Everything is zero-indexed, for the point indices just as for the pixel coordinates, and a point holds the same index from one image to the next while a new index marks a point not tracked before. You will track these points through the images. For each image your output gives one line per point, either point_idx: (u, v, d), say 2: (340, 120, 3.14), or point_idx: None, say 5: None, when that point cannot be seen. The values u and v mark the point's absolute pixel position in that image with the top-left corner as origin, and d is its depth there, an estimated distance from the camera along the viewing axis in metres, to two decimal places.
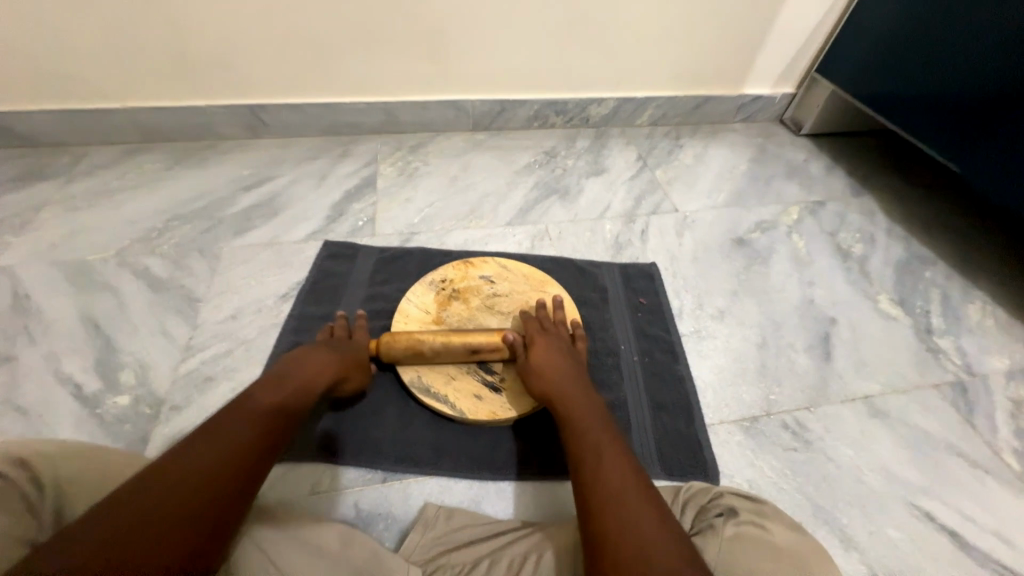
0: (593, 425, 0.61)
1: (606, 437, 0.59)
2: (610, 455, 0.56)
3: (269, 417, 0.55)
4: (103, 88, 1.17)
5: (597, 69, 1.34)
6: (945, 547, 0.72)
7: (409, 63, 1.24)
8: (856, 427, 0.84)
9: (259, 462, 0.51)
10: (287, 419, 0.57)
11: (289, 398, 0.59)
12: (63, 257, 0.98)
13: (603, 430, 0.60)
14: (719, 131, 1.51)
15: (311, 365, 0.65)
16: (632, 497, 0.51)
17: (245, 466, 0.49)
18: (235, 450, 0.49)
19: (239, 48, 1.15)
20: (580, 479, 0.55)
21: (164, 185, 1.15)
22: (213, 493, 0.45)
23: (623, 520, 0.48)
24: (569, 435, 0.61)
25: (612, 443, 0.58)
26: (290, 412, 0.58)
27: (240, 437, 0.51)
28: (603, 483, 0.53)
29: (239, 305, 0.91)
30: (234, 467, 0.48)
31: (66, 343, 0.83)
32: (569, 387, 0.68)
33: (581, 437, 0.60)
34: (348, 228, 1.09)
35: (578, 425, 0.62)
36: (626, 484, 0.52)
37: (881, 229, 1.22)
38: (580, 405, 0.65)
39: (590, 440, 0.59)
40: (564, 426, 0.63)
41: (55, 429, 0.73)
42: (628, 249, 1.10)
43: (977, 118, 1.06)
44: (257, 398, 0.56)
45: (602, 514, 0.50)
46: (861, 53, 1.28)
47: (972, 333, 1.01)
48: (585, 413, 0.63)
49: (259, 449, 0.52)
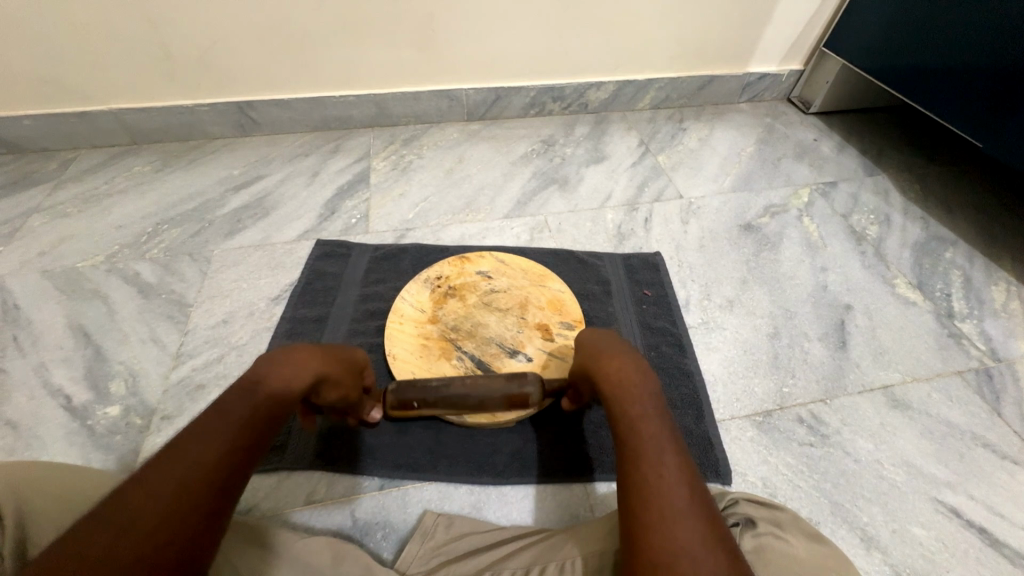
0: (651, 414, 0.49)
1: (667, 433, 0.47)
2: (670, 457, 0.45)
3: (242, 423, 0.43)
4: (86, 90, 1.14)
5: (593, 53, 1.29)
6: (974, 545, 0.68)
7: (398, 52, 1.20)
8: (874, 419, 0.80)
9: (236, 477, 0.41)
10: (268, 424, 0.45)
11: (267, 400, 0.46)
12: (51, 265, 0.96)
13: (662, 422, 0.49)
14: (723, 112, 1.45)
15: (295, 359, 0.51)
16: (695, 520, 0.40)
17: (214, 486, 0.39)
18: (199, 470, 0.39)
19: (223, 43, 1.11)
20: (628, 476, 0.44)
21: (154, 188, 1.13)
22: (172, 528, 0.36)
23: (680, 545, 0.38)
24: (619, 419, 0.50)
25: (673, 442, 0.47)
26: (272, 416, 0.46)
27: (204, 454, 0.40)
28: (654, 490, 0.42)
29: (230, 310, 0.89)
30: (198, 491, 0.38)
31: (58, 354, 0.83)
32: (626, 365, 0.55)
33: (634, 425, 0.48)
34: (341, 226, 1.06)
35: (630, 409, 0.50)
36: (687, 500, 0.41)
37: (898, 210, 1.17)
38: (637, 385, 0.52)
39: (645, 432, 0.47)
40: (612, 406, 0.52)
41: (47, 442, 0.73)
42: (631, 239, 1.06)
43: (998, 90, 1.00)
44: (225, 404, 0.44)
45: (654, 528, 0.40)
46: (873, 23, 1.21)
47: (997, 316, 0.96)
48: (642, 396, 0.51)
49: (232, 463, 0.41)
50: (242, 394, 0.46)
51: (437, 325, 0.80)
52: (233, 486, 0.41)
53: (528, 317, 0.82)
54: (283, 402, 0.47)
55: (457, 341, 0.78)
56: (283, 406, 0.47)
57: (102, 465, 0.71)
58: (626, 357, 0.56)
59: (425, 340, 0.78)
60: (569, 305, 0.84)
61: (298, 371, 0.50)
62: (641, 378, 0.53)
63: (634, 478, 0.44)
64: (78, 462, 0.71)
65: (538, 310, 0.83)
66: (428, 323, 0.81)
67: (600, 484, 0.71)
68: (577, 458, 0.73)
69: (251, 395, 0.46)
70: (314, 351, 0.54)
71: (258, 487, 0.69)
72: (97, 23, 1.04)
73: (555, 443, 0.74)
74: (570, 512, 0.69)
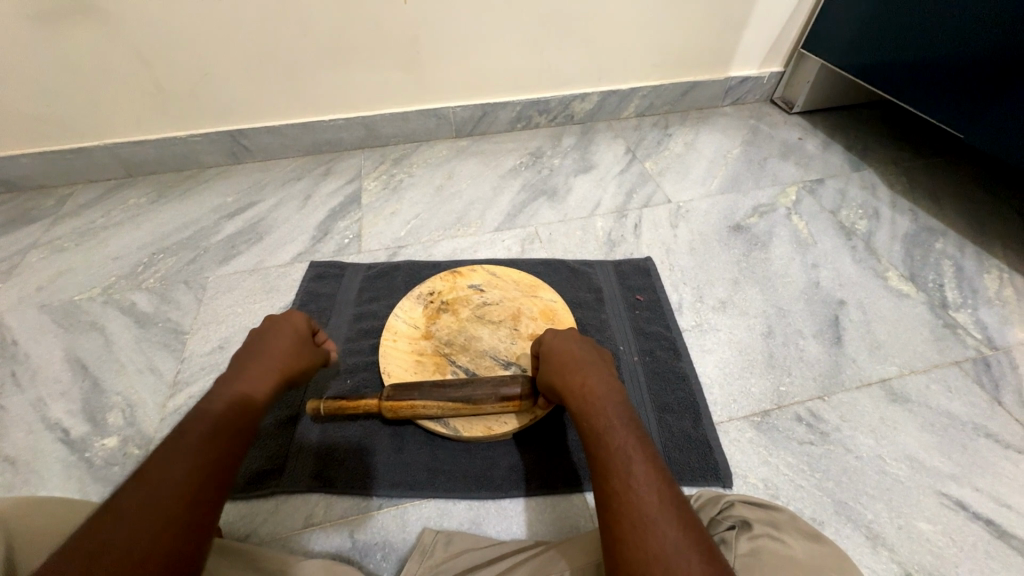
0: (618, 421, 0.50)
1: (633, 438, 0.48)
2: (639, 462, 0.45)
3: (207, 438, 0.44)
4: (82, 127, 1.17)
5: (576, 66, 1.32)
6: (981, 538, 0.67)
7: (386, 75, 1.23)
8: (874, 414, 0.79)
9: (216, 489, 0.42)
10: (236, 433, 0.46)
11: (228, 411, 0.47)
12: (49, 300, 0.97)
13: (629, 425, 0.49)
14: (708, 116, 1.47)
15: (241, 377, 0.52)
16: (667, 523, 0.40)
17: (206, 481, 0.41)
18: (173, 488, 0.40)
19: (214, 76, 1.14)
20: (602, 490, 0.45)
21: (149, 219, 1.15)
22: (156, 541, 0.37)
23: (658, 552, 0.38)
24: (588, 431, 0.51)
25: (641, 445, 0.47)
26: (239, 426, 0.47)
27: (174, 472, 0.40)
28: (627, 501, 0.42)
29: (226, 335, 0.90)
30: (176, 506, 0.39)
31: (55, 388, 0.83)
32: (590, 376, 0.55)
33: (602, 435, 0.49)
34: (334, 246, 1.07)
35: (596, 421, 0.51)
36: (659, 504, 0.42)
37: (886, 204, 1.17)
38: (600, 395, 0.53)
39: (613, 440, 0.48)
40: (580, 417, 0.53)
41: (44, 476, 0.73)
42: (622, 245, 1.07)
43: (975, 80, 1.01)
44: (184, 425, 0.45)
45: (630, 539, 0.40)
46: (847, 23, 1.24)
47: (991, 304, 0.96)
48: (606, 405, 0.52)
49: (215, 465, 0.43)
50: (201, 412, 0.46)
51: (431, 340, 0.81)
52: (215, 498, 0.41)
53: (521, 328, 0.82)
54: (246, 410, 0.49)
55: (451, 355, 0.79)
56: (250, 414, 0.49)
57: (99, 497, 0.71)
58: (591, 366, 0.57)
59: (419, 356, 0.79)
60: (561, 313, 0.84)
61: (252, 384, 0.52)
62: (603, 384, 0.54)
63: (607, 491, 0.44)
64: (76, 496, 0.71)
65: (530, 321, 0.83)
66: (422, 338, 0.81)
67: (590, 494, 0.71)
68: (572, 467, 0.73)
69: (206, 411, 0.46)
70: (263, 357, 0.55)
71: (256, 513, 0.69)
72: (92, 61, 1.07)
73: (549, 454, 0.74)
74: (569, 523, 0.68)
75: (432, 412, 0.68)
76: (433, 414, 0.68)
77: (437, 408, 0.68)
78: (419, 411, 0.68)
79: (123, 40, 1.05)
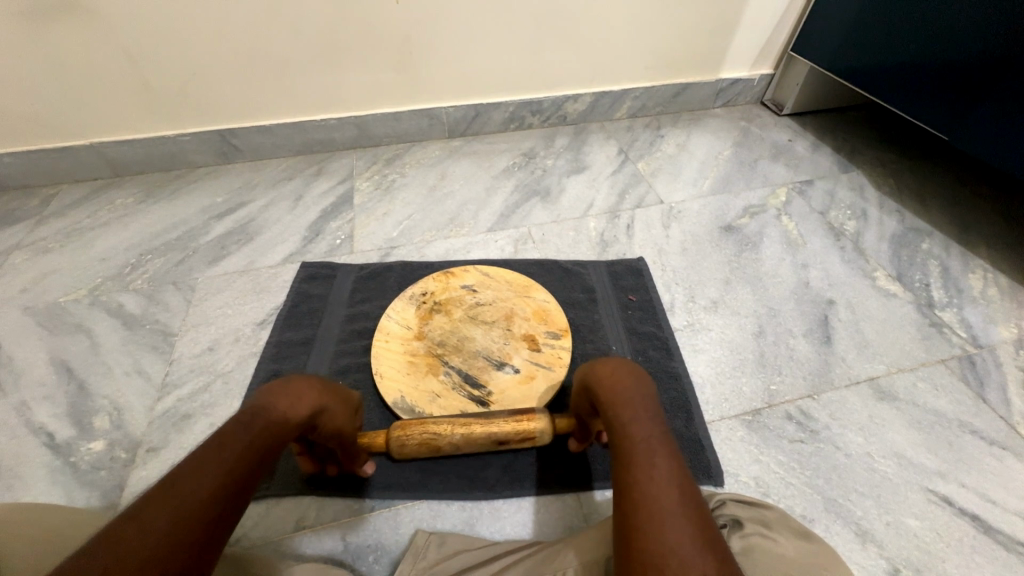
0: (644, 418, 0.51)
1: (658, 434, 0.49)
2: (661, 457, 0.46)
3: (244, 444, 0.45)
4: (67, 126, 1.15)
5: (569, 66, 1.32)
6: (967, 533, 0.68)
7: (378, 74, 1.22)
8: (863, 412, 0.81)
9: (234, 500, 0.42)
10: (270, 446, 0.47)
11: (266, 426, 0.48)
12: (34, 302, 0.95)
13: (654, 424, 0.50)
14: (700, 118, 1.48)
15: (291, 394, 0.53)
16: (687, 522, 0.40)
17: (237, 482, 0.42)
18: (199, 495, 0.40)
19: (205, 75, 1.13)
20: (620, 478, 0.45)
21: (137, 219, 1.13)
22: (171, 549, 0.36)
23: (671, 547, 0.38)
24: (613, 426, 0.51)
25: (665, 442, 0.48)
26: (271, 441, 0.48)
27: (207, 476, 0.41)
28: (646, 492, 0.42)
29: (216, 337, 0.89)
30: (200, 513, 0.39)
31: (40, 392, 0.81)
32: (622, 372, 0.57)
33: (625, 429, 0.50)
34: (326, 247, 1.06)
35: (622, 413, 0.52)
36: (678, 500, 0.42)
37: (874, 204, 1.19)
38: (630, 391, 0.55)
39: (637, 439, 0.48)
40: (607, 412, 0.54)
41: (29, 481, 0.71)
42: (615, 245, 1.07)
43: (962, 84, 1.03)
44: (216, 436, 0.44)
45: (645, 527, 0.40)
46: (835, 27, 1.25)
47: (975, 303, 0.97)
48: (636, 401, 0.53)
49: (247, 468, 0.44)
50: (240, 423, 0.47)
51: (424, 341, 0.80)
52: (230, 511, 0.41)
53: (514, 328, 0.82)
54: (281, 425, 0.50)
55: (444, 356, 0.78)
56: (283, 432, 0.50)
57: (86, 502, 0.69)
58: (622, 365, 0.59)
59: (412, 357, 0.78)
60: (555, 314, 0.84)
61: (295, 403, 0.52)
62: (633, 382, 0.56)
63: (624, 482, 0.44)
64: (61, 501, 0.70)
65: (524, 321, 0.83)
66: (415, 340, 0.80)
67: (586, 494, 0.71)
68: (566, 468, 0.73)
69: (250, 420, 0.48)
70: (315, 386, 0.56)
71: (246, 516, 0.68)
72: (76, 57, 1.05)
73: (554, 452, 0.74)
74: (562, 524, 0.68)
75: (448, 440, 0.65)
76: (449, 443, 0.65)
77: (453, 430, 0.66)
78: (431, 436, 0.65)
79: (109, 38, 1.03)
